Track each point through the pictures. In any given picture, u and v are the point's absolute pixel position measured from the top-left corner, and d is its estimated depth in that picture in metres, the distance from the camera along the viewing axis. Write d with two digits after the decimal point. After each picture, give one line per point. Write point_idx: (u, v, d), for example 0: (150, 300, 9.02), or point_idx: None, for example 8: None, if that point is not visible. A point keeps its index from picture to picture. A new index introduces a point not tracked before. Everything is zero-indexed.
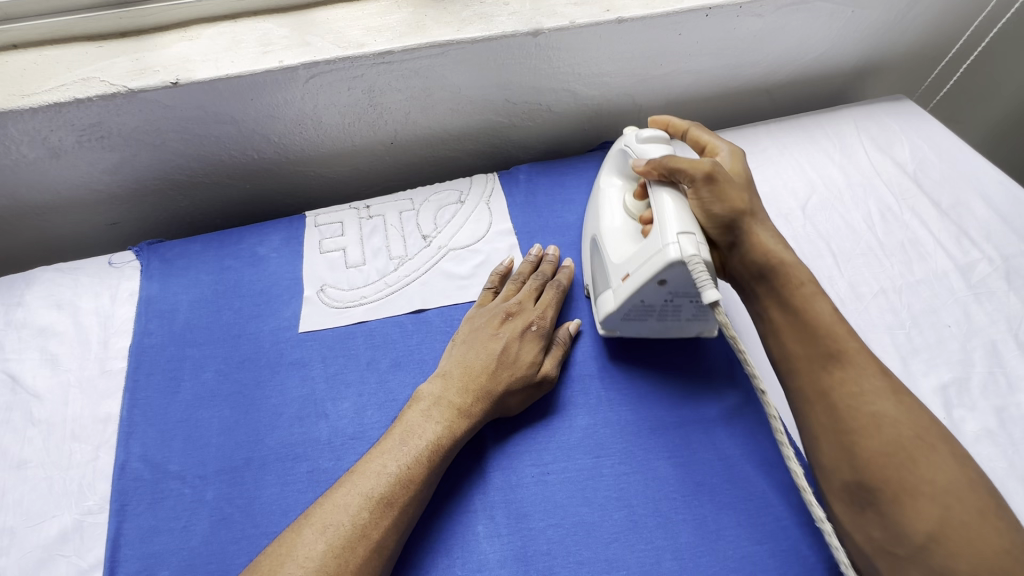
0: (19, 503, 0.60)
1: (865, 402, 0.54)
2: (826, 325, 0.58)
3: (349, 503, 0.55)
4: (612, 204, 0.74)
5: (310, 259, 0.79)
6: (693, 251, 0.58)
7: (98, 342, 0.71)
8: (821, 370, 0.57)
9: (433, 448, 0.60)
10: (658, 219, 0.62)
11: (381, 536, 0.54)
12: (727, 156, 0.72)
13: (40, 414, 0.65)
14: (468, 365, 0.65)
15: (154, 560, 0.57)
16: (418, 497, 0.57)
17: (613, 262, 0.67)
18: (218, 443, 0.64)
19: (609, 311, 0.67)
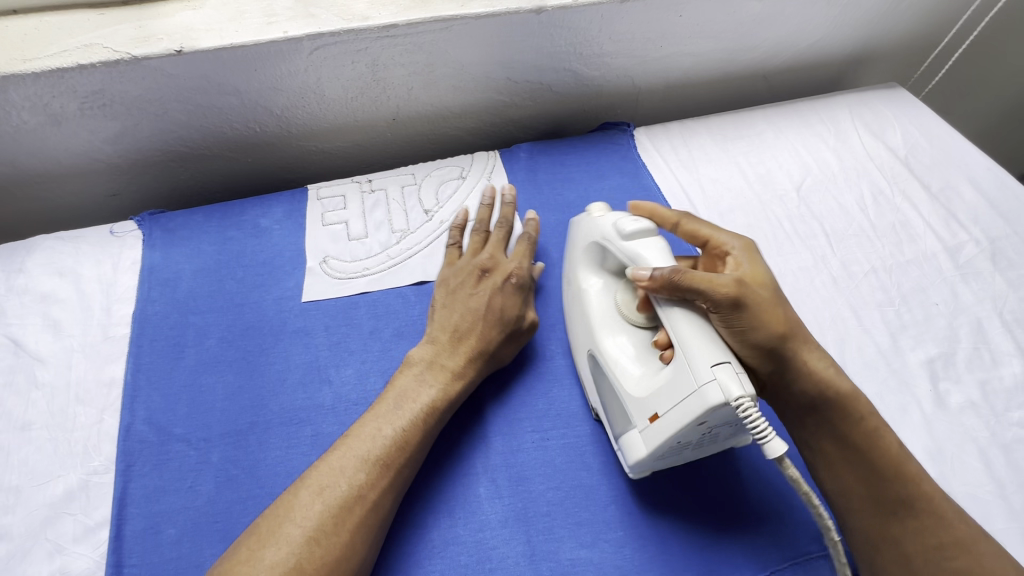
0: (23, 463, 0.60)
1: (945, 558, 0.52)
2: (892, 464, 0.56)
3: (346, 466, 0.56)
4: (606, 309, 0.65)
5: (313, 230, 0.79)
6: (739, 391, 0.48)
7: (100, 309, 0.71)
8: (890, 518, 0.55)
9: (427, 410, 0.61)
10: (683, 355, 0.52)
11: (378, 495, 0.55)
12: (740, 256, 0.62)
13: (44, 377, 0.65)
14: (455, 329, 0.66)
15: (159, 519, 0.57)
16: (414, 457, 0.59)
17: (636, 396, 0.57)
18: (223, 407, 0.64)
19: (640, 458, 0.57)
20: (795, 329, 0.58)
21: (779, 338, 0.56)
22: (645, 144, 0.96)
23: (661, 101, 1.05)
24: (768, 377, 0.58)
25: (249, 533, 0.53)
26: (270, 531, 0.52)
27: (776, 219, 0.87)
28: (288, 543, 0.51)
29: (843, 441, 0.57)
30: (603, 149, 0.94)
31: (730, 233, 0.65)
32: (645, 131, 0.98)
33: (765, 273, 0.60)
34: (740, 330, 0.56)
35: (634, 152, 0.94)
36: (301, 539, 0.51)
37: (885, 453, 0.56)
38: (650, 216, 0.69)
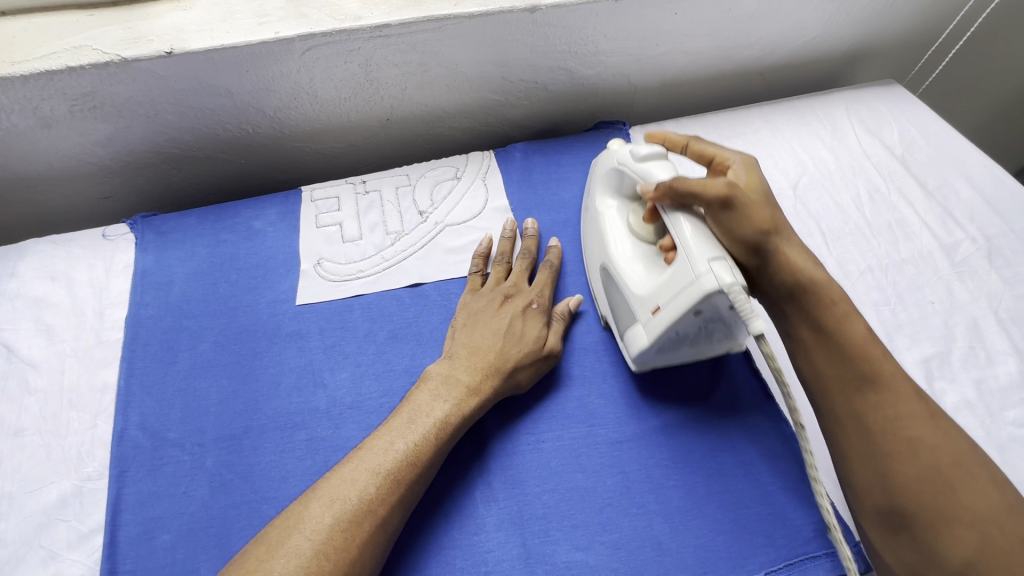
0: (17, 469, 0.59)
1: (902, 427, 0.52)
2: (858, 344, 0.56)
3: (358, 478, 0.55)
4: (618, 226, 0.71)
5: (307, 233, 0.79)
6: (731, 279, 0.54)
7: (93, 313, 0.70)
8: (854, 393, 0.55)
9: (441, 424, 0.60)
10: (686, 249, 0.58)
11: (387, 511, 0.55)
12: (738, 168, 0.64)
13: (36, 383, 0.65)
14: (475, 347, 0.66)
15: (154, 524, 0.57)
16: (425, 473, 0.58)
17: (639, 294, 0.64)
18: (217, 412, 0.64)
19: (643, 346, 0.63)
20: (783, 228, 0.60)
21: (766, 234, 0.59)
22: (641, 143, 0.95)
23: (658, 99, 1.05)
24: (756, 271, 0.61)
25: (252, 544, 0.52)
26: (277, 542, 0.51)
27: None
28: (296, 555, 0.50)
29: (823, 335, 0.58)
30: (599, 148, 0.93)
31: (733, 151, 0.68)
32: (640, 129, 0.98)
33: (759, 182, 0.63)
34: (729, 228, 0.59)
35: None
36: (311, 551, 0.51)
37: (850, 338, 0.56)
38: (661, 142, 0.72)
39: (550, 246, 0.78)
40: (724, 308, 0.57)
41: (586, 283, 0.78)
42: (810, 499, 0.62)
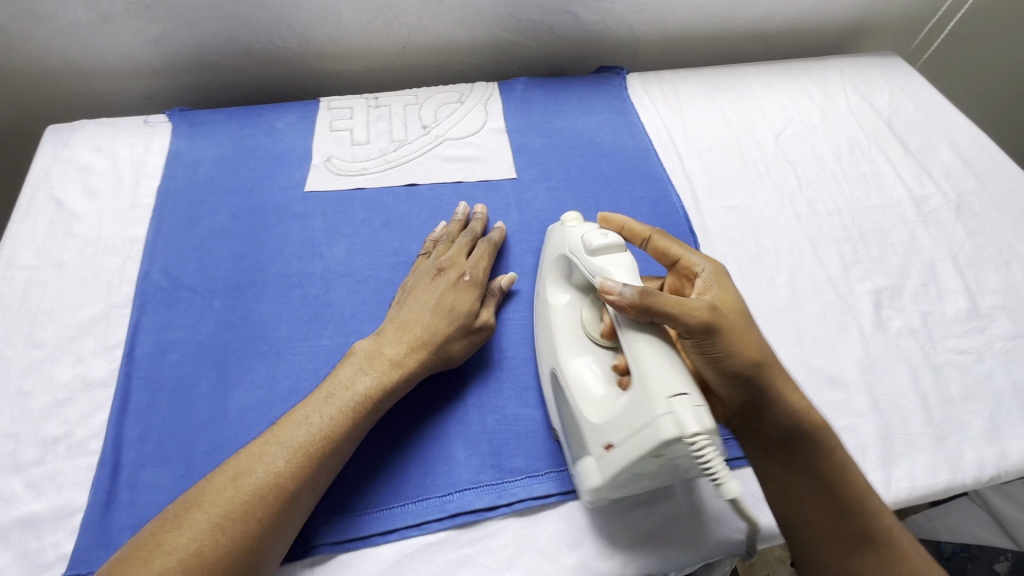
0: (56, 292, 0.70)
1: None
2: (856, 493, 0.55)
3: (268, 452, 0.53)
4: (571, 324, 0.64)
5: (320, 134, 0.88)
6: (694, 426, 0.46)
7: (131, 182, 0.81)
8: (852, 552, 0.54)
9: (361, 399, 0.58)
10: (641, 380, 0.50)
11: (297, 486, 0.52)
12: (708, 279, 0.61)
13: (79, 230, 0.75)
14: (403, 322, 0.64)
15: (165, 346, 0.67)
16: (340, 451, 0.56)
17: (594, 422, 0.55)
18: (227, 266, 0.74)
19: (597, 486, 0.54)
20: (772, 361, 0.57)
21: (756, 368, 0.55)
22: (636, 87, 1.02)
23: (660, 52, 1.11)
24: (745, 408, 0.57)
25: (148, 527, 0.49)
26: (174, 525, 0.48)
27: (752, 160, 0.92)
28: (195, 537, 0.47)
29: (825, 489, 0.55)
30: (596, 88, 1.00)
31: (700, 254, 0.63)
32: (638, 76, 1.04)
33: (733, 296, 0.59)
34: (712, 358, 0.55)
35: (625, 93, 1.00)
36: (206, 525, 0.48)
37: (848, 481, 0.55)
38: (623, 230, 0.68)
39: (493, 228, 0.78)
40: (680, 454, 0.49)
41: (566, 199, 0.85)
42: None
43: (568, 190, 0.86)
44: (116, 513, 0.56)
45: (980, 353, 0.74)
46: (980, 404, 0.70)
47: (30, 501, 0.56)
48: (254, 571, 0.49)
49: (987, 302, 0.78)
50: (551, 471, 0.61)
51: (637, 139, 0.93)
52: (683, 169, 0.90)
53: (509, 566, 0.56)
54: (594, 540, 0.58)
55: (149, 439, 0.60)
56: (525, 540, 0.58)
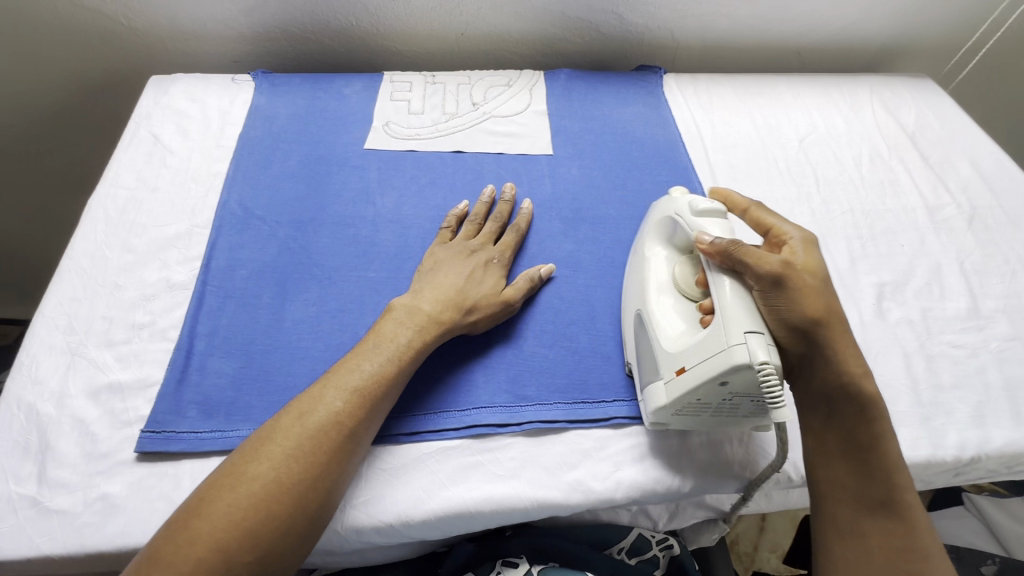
0: (150, 210, 0.81)
1: (902, 560, 0.55)
2: (887, 465, 0.58)
3: (326, 395, 0.59)
4: (660, 275, 0.70)
5: (382, 102, 0.99)
6: (765, 357, 0.53)
7: (217, 128, 0.93)
8: (864, 515, 0.58)
9: (405, 350, 0.64)
10: (723, 315, 0.57)
11: (355, 423, 0.58)
12: (797, 245, 0.62)
13: (171, 162, 0.87)
14: (439, 289, 0.71)
15: (236, 262, 0.77)
16: (390, 392, 0.62)
17: (669, 350, 0.62)
18: (293, 203, 0.84)
19: (662, 406, 0.62)
20: (834, 321, 0.59)
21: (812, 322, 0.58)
22: (671, 86, 1.09)
23: (697, 57, 1.18)
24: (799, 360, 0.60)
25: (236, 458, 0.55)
26: (258, 453, 0.54)
27: (774, 159, 0.99)
28: (274, 464, 0.53)
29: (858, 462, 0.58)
30: (633, 83, 1.08)
31: (797, 226, 0.65)
32: (674, 76, 1.11)
33: (817, 263, 0.61)
34: (773, 302, 0.58)
35: (660, 89, 1.07)
36: (282, 456, 0.54)
37: (887, 462, 0.58)
38: (726, 203, 0.72)
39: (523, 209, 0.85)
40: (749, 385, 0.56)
41: (597, 177, 0.92)
42: None
43: (599, 168, 0.94)
44: (186, 389, 0.66)
45: (974, 349, 0.78)
46: (969, 393, 0.74)
47: (117, 371, 0.67)
48: (330, 491, 0.55)
49: (989, 305, 0.82)
50: (559, 402, 0.69)
51: (667, 130, 1.00)
52: (708, 160, 0.97)
53: (514, 475, 0.64)
54: (592, 463, 0.65)
55: (218, 334, 0.70)
56: (530, 456, 0.65)
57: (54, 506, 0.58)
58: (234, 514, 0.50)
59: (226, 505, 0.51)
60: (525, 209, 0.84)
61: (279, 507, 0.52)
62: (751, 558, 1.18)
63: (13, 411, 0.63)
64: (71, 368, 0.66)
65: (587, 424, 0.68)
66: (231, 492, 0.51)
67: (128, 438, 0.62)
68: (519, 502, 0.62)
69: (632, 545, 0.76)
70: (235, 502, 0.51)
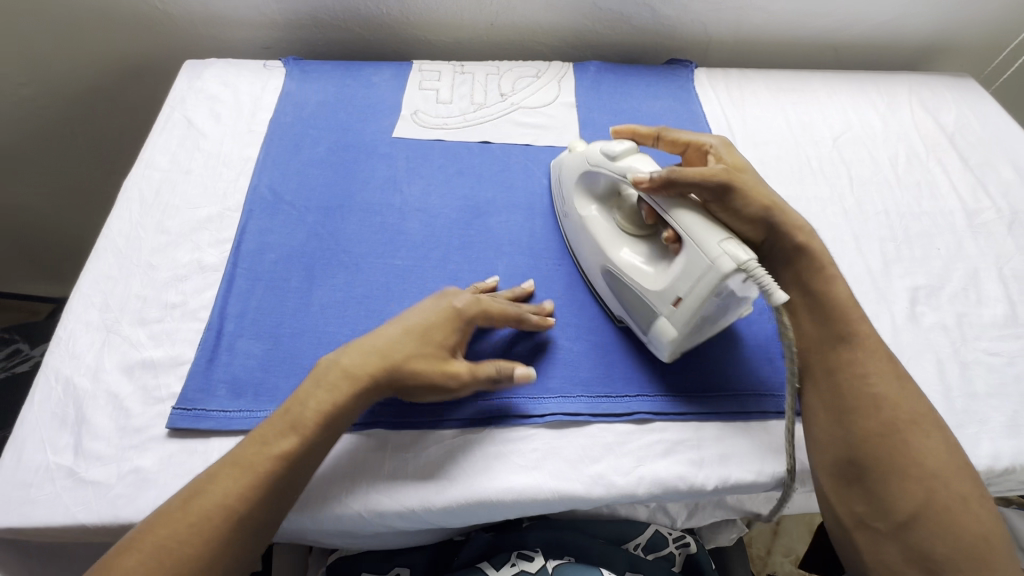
0: (184, 192, 0.83)
1: (867, 384, 0.64)
2: (841, 307, 0.68)
3: (219, 472, 0.54)
4: (604, 228, 0.73)
5: (410, 91, 0.99)
6: (746, 255, 0.57)
7: (249, 113, 0.94)
8: (831, 353, 0.67)
9: (310, 417, 0.57)
10: (692, 237, 0.60)
11: (242, 508, 0.53)
12: (720, 150, 0.76)
13: (204, 146, 0.88)
14: (376, 343, 0.62)
15: (265, 246, 0.78)
16: (288, 472, 0.55)
17: (655, 288, 0.64)
18: (321, 189, 0.85)
19: (672, 338, 0.65)
20: (779, 202, 0.72)
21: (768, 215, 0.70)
22: (702, 80, 1.07)
23: (730, 52, 1.16)
24: (764, 244, 0.72)
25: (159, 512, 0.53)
26: (186, 516, 0.51)
27: (807, 157, 0.97)
28: (200, 528, 0.51)
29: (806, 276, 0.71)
30: (663, 76, 1.07)
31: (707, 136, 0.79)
32: (705, 71, 1.10)
33: (740, 160, 0.75)
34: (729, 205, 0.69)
35: (691, 84, 1.06)
36: (156, 545, 0.50)
37: (839, 300, 0.69)
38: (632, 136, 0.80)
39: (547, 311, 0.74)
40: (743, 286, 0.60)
41: None
42: (768, 359, 0.74)
43: None
44: (216, 368, 0.67)
45: (1011, 357, 0.76)
46: (1005, 402, 0.72)
47: (151, 349, 0.68)
48: None
49: None
50: (582, 395, 0.69)
51: (697, 126, 0.99)
52: None
53: (535, 466, 0.64)
54: (614, 457, 0.65)
55: (246, 317, 0.71)
56: (552, 448, 0.65)
57: (89, 477, 0.59)
58: None
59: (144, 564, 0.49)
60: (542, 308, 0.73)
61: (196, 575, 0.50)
62: (763, 561, 1.16)
63: (51, 384, 0.65)
64: (107, 344, 0.68)
65: (611, 418, 0.68)
66: (156, 541, 0.50)
67: (160, 414, 0.64)
68: (540, 493, 0.62)
69: (649, 542, 0.77)
70: (144, 558, 0.49)
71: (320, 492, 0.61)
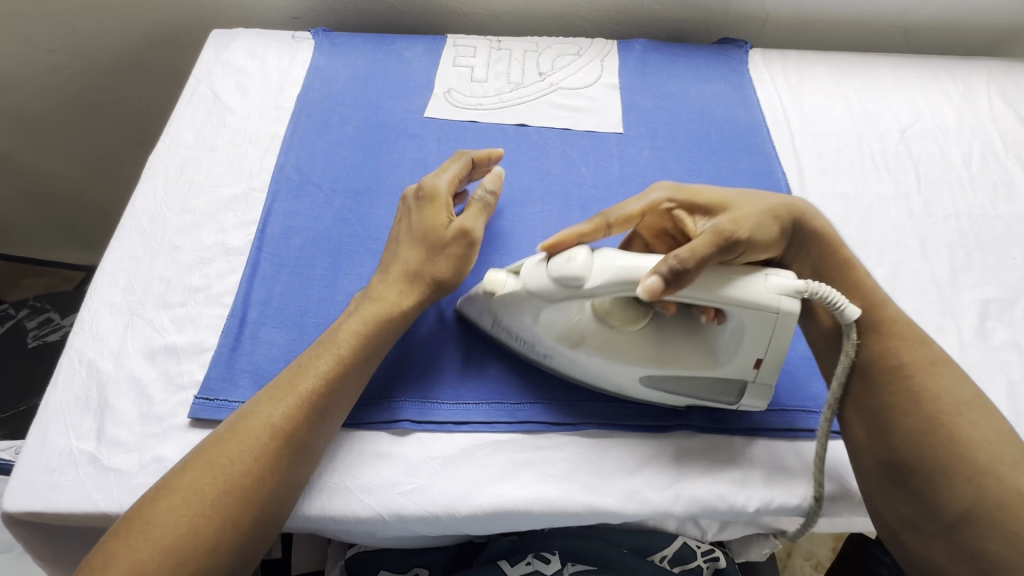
0: (208, 170, 0.80)
1: (903, 377, 0.58)
2: (867, 297, 0.62)
3: (262, 399, 0.56)
4: (617, 340, 0.61)
5: (444, 67, 0.93)
6: (806, 283, 0.53)
7: (276, 87, 0.90)
8: (860, 345, 0.61)
9: (348, 342, 0.59)
10: (750, 303, 0.53)
11: (293, 426, 0.54)
12: (681, 199, 0.64)
13: (230, 121, 0.85)
14: (388, 263, 0.65)
15: (291, 230, 0.75)
16: (337, 386, 0.57)
17: (729, 364, 0.59)
18: (350, 171, 0.81)
19: (767, 395, 0.61)
20: (782, 204, 0.63)
21: (778, 217, 0.62)
22: (757, 62, 0.99)
23: (788, 32, 1.07)
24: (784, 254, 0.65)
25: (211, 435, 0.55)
26: (238, 435, 0.53)
27: (870, 151, 0.89)
28: (252, 446, 0.53)
29: (822, 266, 0.64)
30: (715, 57, 0.99)
31: (652, 189, 0.66)
32: (761, 51, 1.01)
33: (714, 193, 0.63)
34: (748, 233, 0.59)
35: (745, 66, 0.97)
36: (208, 467, 0.51)
37: (857, 286, 0.62)
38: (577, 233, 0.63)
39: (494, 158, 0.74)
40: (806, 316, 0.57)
41: (670, 161, 0.85)
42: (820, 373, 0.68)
43: (672, 151, 0.86)
44: (239, 357, 0.65)
45: None
46: None
47: (173, 334, 0.66)
48: (261, 502, 0.51)
49: None
50: (616, 403, 0.65)
51: (750, 113, 0.91)
52: (794, 149, 0.88)
53: (566, 477, 0.61)
54: (650, 471, 0.62)
55: (270, 304, 0.69)
56: (584, 458, 0.62)
57: (112, 464, 0.58)
58: (151, 527, 0.48)
59: (201, 480, 0.51)
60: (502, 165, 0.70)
61: (254, 487, 0.51)
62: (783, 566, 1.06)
63: (74, 366, 0.64)
64: (130, 327, 0.66)
65: (647, 429, 0.64)
66: (209, 460, 0.52)
67: (182, 402, 0.62)
68: (570, 506, 0.59)
69: (676, 553, 0.72)
70: (200, 477, 0.51)
71: (337, 492, 0.59)
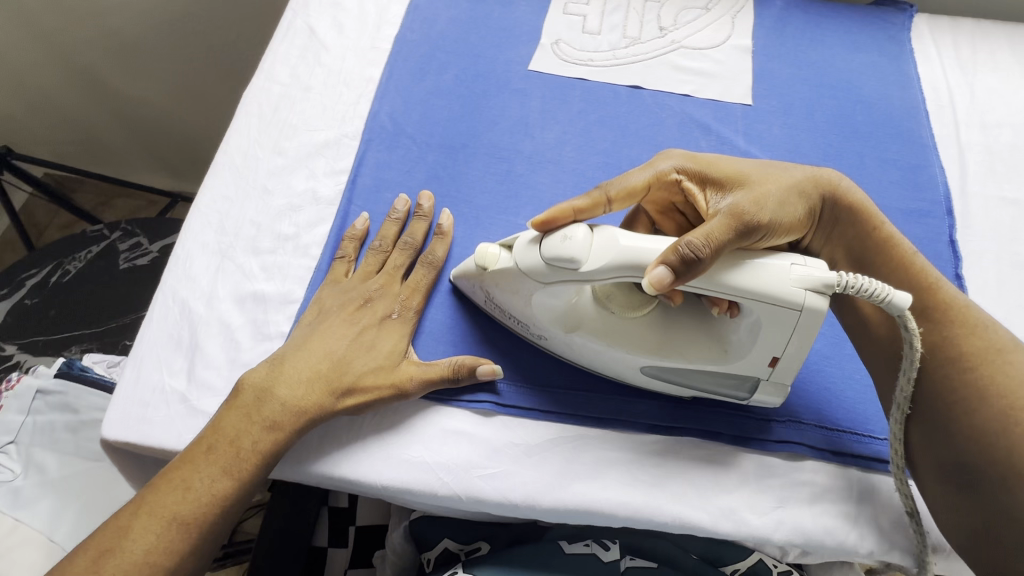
0: (302, 111, 0.76)
1: (966, 370, 0.51)
2: (909, 278, 0.55)
3: (134, 526, 0.50)
4: (618, 327, 0.56)
5: (553, 15, 0.84)
6: (835, 276, 0.45)
7: (373, 25, 0.84)
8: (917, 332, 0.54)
9: (243, 454, 0.53)
10: (756, 294, 0.46)
11: (172, 562, 0.50)
12: (691, 172, 0.57)
13: (325, 60, 0.80)
14: (308, 361, 0.57)
15: (382, 184, 0.71)
16: (231, 511, 0.53)
17: (744, 362, 0.53)
18: (445, 125, 0.75)
19: (782, 389, 0.55)
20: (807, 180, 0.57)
21: (805, 193, 0.56)
22: (922, 31, 0.84)
23: None
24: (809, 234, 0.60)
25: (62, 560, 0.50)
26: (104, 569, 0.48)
27: None
28: None
29: (857, 243, 0.58)
30: (870, 22, 0.84)
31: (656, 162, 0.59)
32: (928, 17, 0.85)
33: (726, 167, 0.57)
34: (770, 213, 0.53)
35: (906, 35, 0.82)
36: None
37: (900, 261, 0.56)
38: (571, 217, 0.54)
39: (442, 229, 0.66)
40: None
41: (806, 141, 0.74)
42: None
43: (810, 131, 0.75)
44: None
45: None
46: None
47: (262, 281, 0.65)
48: None
49: None
50: (720, 409, 0.59)
51: (906, 93, 0.78)
52: (956, 140, 0.75)
53: (656, 484, 0.56)
54: (750, 491, 0.56)
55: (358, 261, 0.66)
56: (677, 465, 0.57)
57: (201, 406, 0.58)
58: None
59: None
60: (443, 232, 0.66)
61: None
62: None
63: (168, 304, 0.64)
64: (221, 270, 0.65)
65: (753, 444, 0.58)
66: None
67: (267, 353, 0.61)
68: (659, 515, 0.55)
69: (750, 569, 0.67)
70: None
71: (416, 466, 0.57)
